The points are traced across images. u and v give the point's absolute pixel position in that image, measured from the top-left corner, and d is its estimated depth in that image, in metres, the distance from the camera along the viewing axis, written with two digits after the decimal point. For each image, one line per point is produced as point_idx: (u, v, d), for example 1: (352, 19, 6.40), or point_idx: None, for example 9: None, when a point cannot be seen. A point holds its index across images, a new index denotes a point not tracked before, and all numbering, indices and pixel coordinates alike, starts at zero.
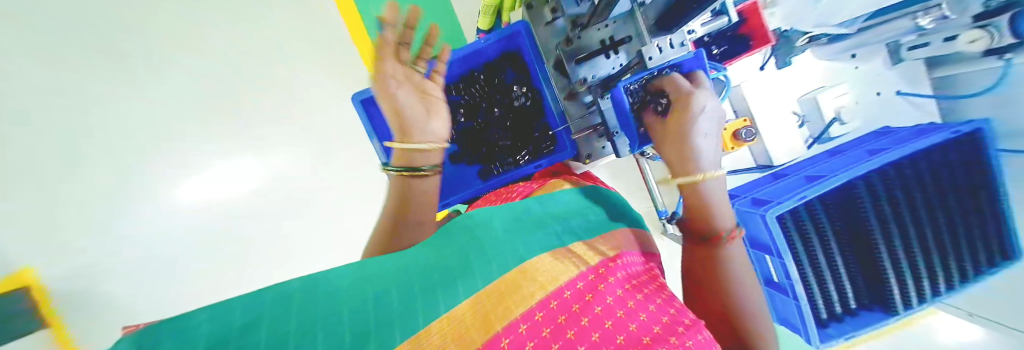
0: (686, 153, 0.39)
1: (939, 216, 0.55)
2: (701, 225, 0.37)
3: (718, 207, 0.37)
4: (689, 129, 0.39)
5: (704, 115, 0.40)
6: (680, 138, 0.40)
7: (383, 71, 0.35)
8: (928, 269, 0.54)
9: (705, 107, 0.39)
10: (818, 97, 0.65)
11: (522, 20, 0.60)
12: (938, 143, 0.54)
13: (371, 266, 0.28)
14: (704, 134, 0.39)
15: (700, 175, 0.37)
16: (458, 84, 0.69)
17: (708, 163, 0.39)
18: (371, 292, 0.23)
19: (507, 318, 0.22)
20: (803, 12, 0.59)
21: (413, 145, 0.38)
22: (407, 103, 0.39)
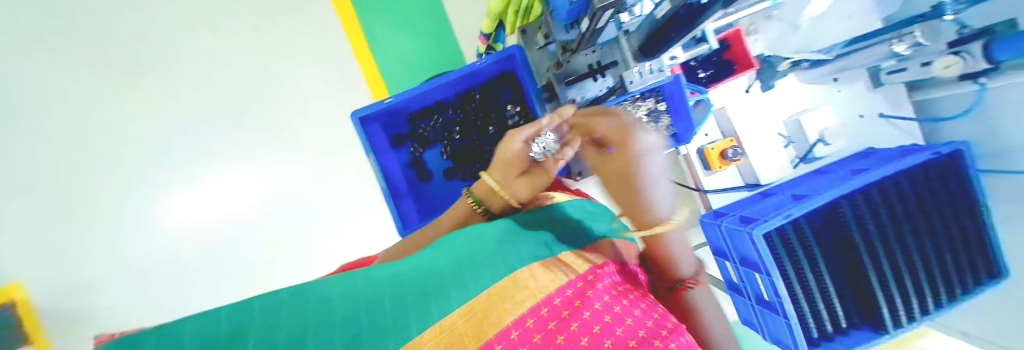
0: (643, 203, 0.31)
1: (924, 234, 0.56)
2: (667, 273, 0.37)
3: (678, 256, 0.35)
4: (635, 178, 0.30)
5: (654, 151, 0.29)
6: (626, 187, 0.32)
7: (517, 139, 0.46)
8: (914, 284, 0.56)
9: (649, 140, 0.30)
10: (801, 120, 0.67)
11: (517, 43, 0.63)
12: (921, 163, 0.56)
13: (364, 274, 0.30)
14: (657, 179, 0.30)
15: (657, 229, 0.31)
16: (455, 104, 0.80)
17: (665, 208, 0.31)
18: (359, 302, 0.25)
19: (499, 326, 0.24)
20: (786, 37, 0.69)
21: (493, 191, 0.48)
22: (502, 168, 0.47)
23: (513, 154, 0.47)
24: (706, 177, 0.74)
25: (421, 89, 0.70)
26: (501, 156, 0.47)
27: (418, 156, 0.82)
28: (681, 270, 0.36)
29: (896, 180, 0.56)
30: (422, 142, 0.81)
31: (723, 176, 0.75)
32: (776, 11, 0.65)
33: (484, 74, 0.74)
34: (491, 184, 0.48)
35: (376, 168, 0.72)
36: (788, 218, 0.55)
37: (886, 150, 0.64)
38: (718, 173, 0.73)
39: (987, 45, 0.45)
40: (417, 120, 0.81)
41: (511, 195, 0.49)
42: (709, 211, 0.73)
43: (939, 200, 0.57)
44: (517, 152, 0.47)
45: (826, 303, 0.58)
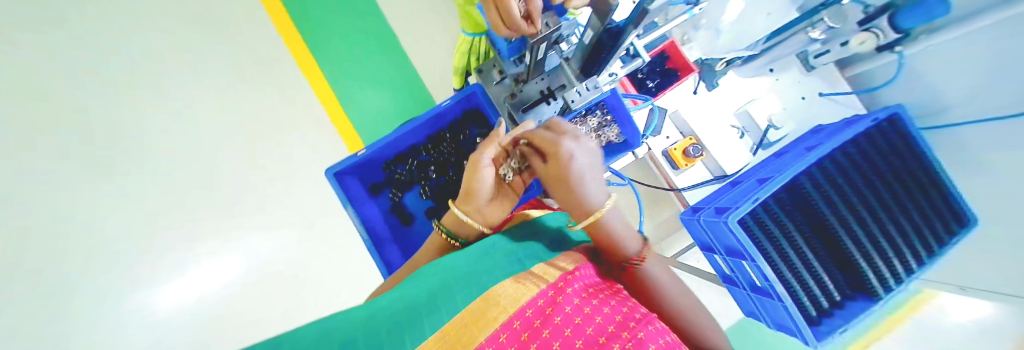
0: (575, 196, 0.47)
1: (885, 193, 0.57)
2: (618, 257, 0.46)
3: (621, 239, 0.46)
4: (568, 179, 0.46)
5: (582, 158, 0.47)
6: (566, 187, 0.47)
7: (483, 162, 0.51)
8: (890, 245, 0.54)
9: (573, 152, 0.46)
10: (750, 109, 0.74)
11: (477, 83, 0.73)
12: (865, 130, 0.60)
13: (338, 318, 0.29)
14: (583, 176, 0.47)
15: (593, 217, 0.45)
16: (427, 145, 0.85)
17: (594, 199, 0.47)
18: (337, 341, 0.25)
19: (473, 344, 0.24)
20: (711, 42, 0.77)
21: (468, 218, 0.54)
22: (474, 199, 0.53)
23: (484, 180, 0.52)
24: (676, 176, 0.79)
25: (396, 135, 0.76)
26: (472, 189, 0.53)
27: (398, 200, 0.84)
28: (628, 249, 0.45)
29: (844, 150, 0.60)
30: (400, 186, 0.84)
31: (693, 173, 0.79)
32: (702, 20, 0.75)
33: (448, 113, 0.81)
34: (464, 217, 0.54)
35: (354, 218, 0.73)
36: (756, 202, 0.57)
37: (832, 125, 0.68)
38: (686, 171, 0.78)
39: (892, 18, 0.54)
40: (392, 167, 0.85)
41: (483, 218, 0.56)
42: (687, 209, 0.75)
43: (890, 161, 0.59)
44: (489, 181, 0.53)
45: (814, 278, 0.57)
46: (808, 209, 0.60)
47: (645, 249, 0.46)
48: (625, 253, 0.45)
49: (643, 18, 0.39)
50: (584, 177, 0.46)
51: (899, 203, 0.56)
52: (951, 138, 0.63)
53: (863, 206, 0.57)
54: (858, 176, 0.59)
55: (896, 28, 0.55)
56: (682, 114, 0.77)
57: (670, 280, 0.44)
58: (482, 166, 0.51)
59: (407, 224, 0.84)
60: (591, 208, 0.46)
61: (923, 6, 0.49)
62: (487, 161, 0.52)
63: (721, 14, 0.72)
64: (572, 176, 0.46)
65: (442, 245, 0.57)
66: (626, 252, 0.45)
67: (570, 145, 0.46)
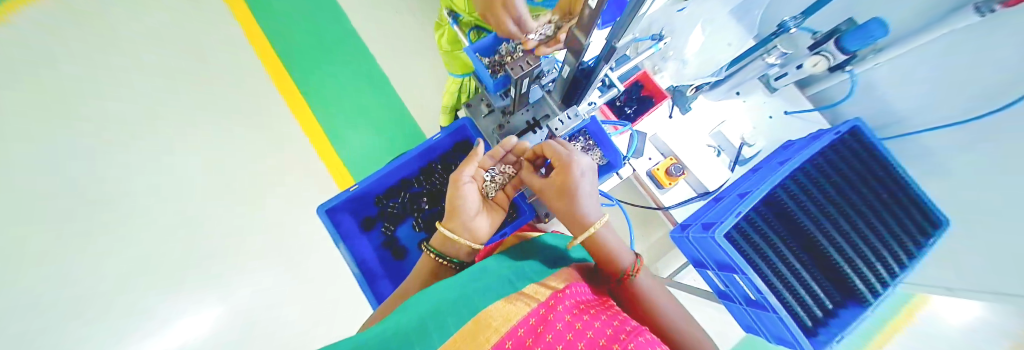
0: (575, 211, 0.50)
1: (857, 200, 0.60)
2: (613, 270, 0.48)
3: (616, 250, 0.49)
4: (573, 193, 0.50)
5: (585, 177, 0.51)
6: (568, 200, 0.50)
7: (462, 175, 0.56)
8: (872, 251, 0.56)
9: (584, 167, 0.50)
10: (722, 130, 0.81)
11: (467, 116, 0.79)
12: (830, 142, 0.65)
13: (333, 346, 0.30)
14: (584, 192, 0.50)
15: (591, 229, 0.48)
16: (419, 177, 0.87)
17: (592, 213, 0.50)
18: None
19: None
20: (680, 71, 0.85)
21: (452, 233, 0.54)
22: (459, 215, 0.55)
23: (467, 195, 0.55)
24: (662, 195, 0.82)
25: (388, 168, 0.79)
26: (455, 206, 0.55)
27: (389, 234, 0.84)
28: (623, 261, 0.48)
29: (814, 161, 0.64)
30: (393, 219, 0.85)
31: (678, 191, 0.82)
32: (669, 52, 0.82)
33: (440, 145, 0.84)
34: (450, 234, 0.54)
35: (345, 254, 0.72)
36: (739, 215, 0.60)
37: (799, 141, 0.73)
38: (671, 189, 0.81)
39: (838, 42, 0.60)
40: (384, 201, 0.86)
41: (471, 234, 0.56)
42: (676, 226, 0.77)
43: (856, 170, 0.63)
44: (470, 197, 0.56)
45: (806, 288, 0.58)
46: (790, 220, 0.62)
47: (639, 261, 0.48)
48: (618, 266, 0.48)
49: (613, 55, 0.43)
50: (583, 192, 0.50)
51: (872, 210, 0.59)
52: (918, 145, 0.66)
53: (839, 214, 0.60)
54: (830, 185, 0.62)
55: (843, 51, 0.61)
56: (661, 136, 0.82)
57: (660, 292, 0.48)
58: (461, 183, 0.56)
59: (400, 258, 0.83)
60: (587, 223, 0.49)
61: (863, 30, 0.57)
62: (466, 178, 0.56)
63: (685, 46, 0.80)
64: (572, 191, 0.50)
65: (435, 267, 0.57)
66: (620, 265, 0.48)
67: (576, 162, 0.50)
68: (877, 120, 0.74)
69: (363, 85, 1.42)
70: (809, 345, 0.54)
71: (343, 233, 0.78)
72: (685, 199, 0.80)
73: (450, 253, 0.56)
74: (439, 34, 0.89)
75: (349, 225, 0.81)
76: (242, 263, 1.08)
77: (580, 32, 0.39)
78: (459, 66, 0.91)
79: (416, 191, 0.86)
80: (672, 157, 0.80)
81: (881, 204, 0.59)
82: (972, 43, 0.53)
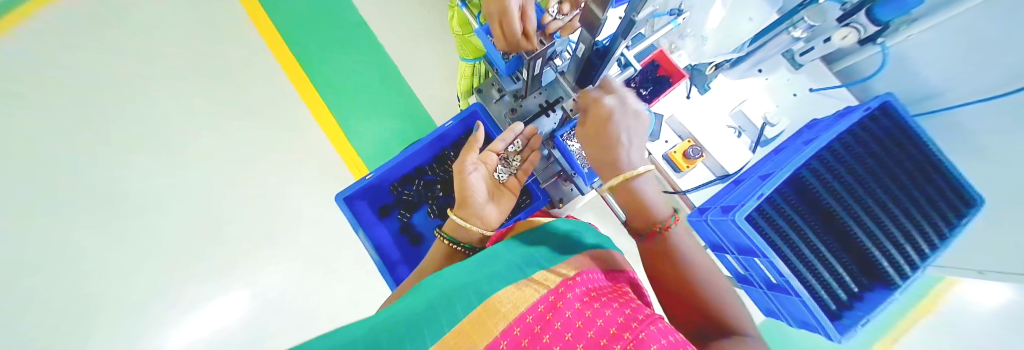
0: (611, 157, 0.49)
1: (888, 178, 0.57)
2: (645, 219, 0.47)
3: (650, 202, 0.47)
4: (610, 140, 0.48)
5: (627, 129, 0.48)
6: (603, 147, 0.49)
7: (464, 161, 0.58)
8: (903, 234, 0.53)
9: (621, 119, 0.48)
10: (744, 110, 0.78)
11: (478, 101, 0.79)
12: (858, 121, 0.61)
13: (341, 331, 0.30)
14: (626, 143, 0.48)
15: (624, 177, 0.46)
16: (432, 165, 0.87)
17: (630, 162, 0.48)
18: None
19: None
20: (699, 49, 0.83)
21: (461, 220, 0.56)
22: (466, 205, 0.57)
23: (472, 183, 0.57)
24: (679, 179, 0.81)
25: (401, 157, 0.79)
26: (464, 195, 0.57)
27: (406, 221, 0.85)
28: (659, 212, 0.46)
29: (841, 139, 0.61)
30: (408, 206, 0.86)
31: (695, 175, 0.80)
32: (687, 29, 0.79)
33: (451, 133, 0.83)
34: (461, 221, 0.56)
35: (365, 241, 0.74)
36: (760, 198, 0.57)
37: (825, 119, 0.69)
38: (688, 173, 0.80)
39: (870, 11, 0.55)
40: (400, 188, 0.87)
41: (483, 222, 0.58)
42: (693, 210, 0.75)
43: (887, 147, 0.59)
44: (477, 185, 0.58)
45: (830, 271, 0.56)
46: (814, 202, 0.60)
47: (674, 217, 0.46)
48: (652, 216, 0.46)
49: (630, 30, 0.41)
50: (621, 142, 0.48)
51: (905, 190, 0.56)
52: (948, 121, 0.63)
53: (868, 194, 0.57)
54: (858, 164, 0.59)
55: (874, 21, 0.57)
56: (678, 118, 0.80)
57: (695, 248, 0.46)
58: (466, 173, 0.57)
59: (417, 243, 0.84)
60: (624, 170, 0.47)
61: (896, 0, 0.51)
62: (471, 167, 0.58)
63: (704, 22, 0.77)
64: (612, 140, 0.48)
65: (448, 251, 0.58)
66: (655, 217, 0.46)
67: (619, 111, 0.48)
68: (912, 95, 0.70)
69: (372, 75, 1.41)
70: (833, 328, 0.52)
71: (361, 221, 0.80)
72: (704, 182, 0.78)
73: (461, 240, 0.58)
74: (450, 17, 0.86)
75: (365, 214, 0.83)
76: (267, 248, 1.12)
77: (596, 6, 0.37)
78: (471, 52, 0.90)
79: (431, 179, 0.87)
80: (691, 140, 0.78)
81: (913, 181, 0.56)
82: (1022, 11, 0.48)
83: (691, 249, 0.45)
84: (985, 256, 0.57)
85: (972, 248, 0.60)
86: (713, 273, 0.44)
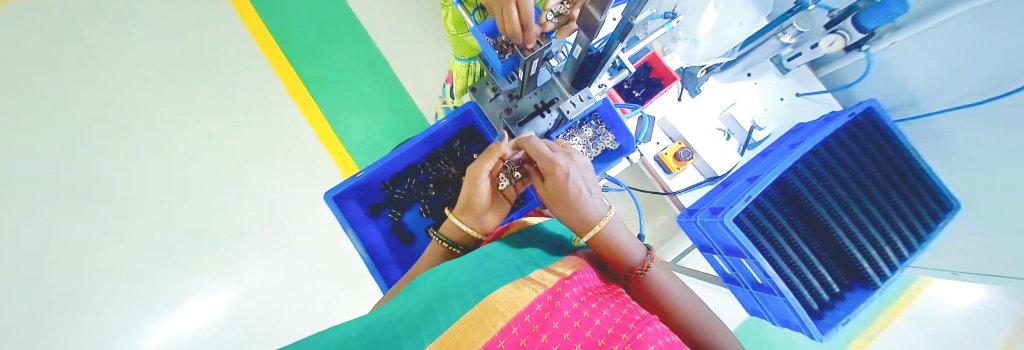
0: (574, 214, 0.49)
1: (867, 180, 0.59)
2: (622, 266, 0.47)
3: (625, 245, 0.47)
4: (568, 195, 0.48)
5: (580, 179, 0.49)
6: (564, 203, 0.49)
7: (479, 168, 0.54)
8: (883, 236, 0.55)
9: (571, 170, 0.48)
10: (732, 112, 0.80)
11: (472, 100, 0.78)
12: (842, 126, 0.62)
13: (329, 333, 0.29)
14: (586, 194, 0.48)
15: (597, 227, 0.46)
16: (424, 164, 0.86)
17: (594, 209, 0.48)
18: None
19: None
20: (691, 52, 0.82)
21: (459, 222, 0.56)
22: (469, 207, 0.56)
23: (479, 191, 0.55)
24: (669, 180, 0.82)
25: (392, 155, 0.78)
26: (469, 199, 0.56)
27: (397, 220, 0.84)
28: (635, 258, 0.47)
29: (825, 143, 0.63)
30: (400, 205, 0.85)
31: (685, 176, 0.82)
32: (679, 32, 0.80)
33: (444, 131, 0.83)
34: (458, 221, 0.56)
35: (354, 240, 0.72)
36: (748, 200, 0.58)
37: (811, 124, 0.71)
38: (678, 174, 0.81)
39: (856, 19, 0.57)
40: (391, 187, 0.86)
41: (481, 226, 0.58)
42: (684, 211, 0.77)
43: (868, 150, 0.61)
44: (484, 192, 0.56)
45: (812, 271, 0.58)
46: (799, 204, 0.61)
47: (650, 256, 0.47)
48: (630, 262, 0.46)
49: (628, 32, 0.41)
50: (582, 195, 0.48)
51: (884, 192, 0.58)
52: (926, 127, 0.65)
53: (850, 197, 0.58)
54: (840, 166, 0.61)
55: (861, 29, 0.58)
56: (670, 120, 0.81)
57: (672, 283, 0.47)
58: (478, 179, 0.54)
59: (408, 243, 0.83)
60: (594, 221, 0.47)
61: (884, 7, 0.53)
62: (484, 173, 0.55)
63: (697, 24, 0.78)
64: (571, 195, 0.48)
65: (442, 250, 0.58)
66: (631, 262, 0.46)
67: (565, 164, 0.49)
68: (892, 101, 0.72)
69: (365, 71, 1.42)
70: (816, 326, 0.54)
71: (349, 219, 0.78)
72: (693, 184, 0.80)
73: (455, 239, 0.58)
74: (444, 15, 0.85)
75: (353, 212, 0.80)
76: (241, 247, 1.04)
77: (595, 8, 0.37)
78: (465, 50, 0.90)
79: (423, 178, 0.85)
80: (683, 142, 0.80)
81: (892, 185, 0.58)
82: (1001, 19, 0.49)
83: (670, 285, 0.46)
84: (961, 258, 0.60)
85: (946, 252, 0.63)
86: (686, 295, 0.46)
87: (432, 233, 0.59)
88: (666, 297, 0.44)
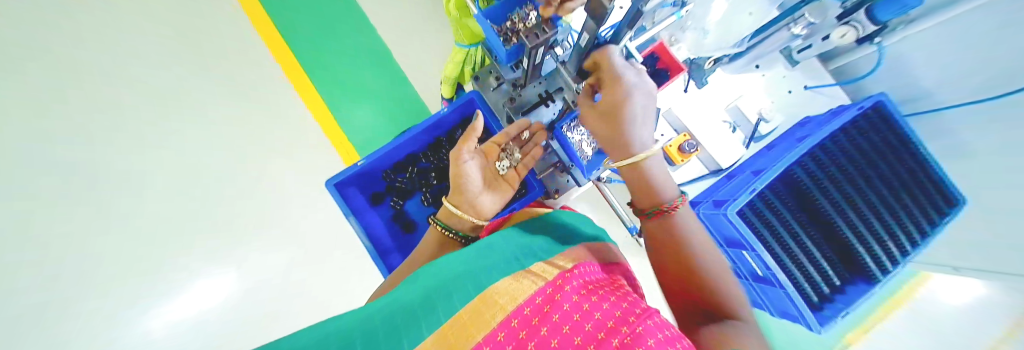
0: (620, 133, 0.47)
1: (872, 175, 0.58)
2: (652, 201, 0.48)
3: (660, 183, 0.48)
4: (625, 116, 0.46)
5: (642, 106, 0.47)
6: (617, 123, 0.47)
7: (461, 149, 0.57)
8: (885, 230, 0.55)
9: (635, 92, 0.45)
10: (739, 105, 0.78)
11: (474, 89, 0.77)
12: (851, 119, 0.61)
13: (329, 323, 0.29)
14: (637, 121, 0.47)
15: (641, 156, 0.46)
16: (426, 154, 0.85)
17: (641, 142, 0.47)
18: (338, 341, 0.25)
19: (472, 344, 0.25)
20: (699, 41, 0.77)
21: (452, 206, 0.56)
22: (461, 192, 0.57)
23: (467, 173, 0.57)
24: (672, 172, 0.82)
25: (392, 145, 0.77)
26: (459, 183, 0.56)
27: (399, 208, 0.84)
28: (666, 196, 0.47)
29: (832, 137, 0.62)
30: (401, 194, 0.85)
31: (689, 169, 0.82)
32: (687, 21, 0.73)
33: (446, 120, 0.82)
34: (454, 209, 0.56)
35: (356, 228, 0.73)
36: (751, 193, 0.58)
37: (819, 117, 0.70)
38: (681, 166, 0.81)
39: (870, 10, 0.55)
40: (393, 176, 0.85)
41: (476, 211, 0.58)
42: (685, 204, 0.77)
43: (876, 144, 0.60)
44: (472, 174, 0.57)
45: (813, 264, 0.58)
46: (803, 198, 0.61)
47: (683, 198, 0.47)
48: (658, 200, 0.47)
49: (637, 20, 0.40)
50: (635, 122, 0.47)
51: (889, 186, 0.57)
52: (937, 121, 0.64)
53: (855, 191, 0.58)
54: (845, 159, 0.60)
55: (873, 20, 0.56)
56: (675, 111, 0.80)
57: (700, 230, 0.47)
58: (462, 161, 0.57)
59: (410, 231, 0.84)
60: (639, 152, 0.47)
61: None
62: (467, 156, 0.57)
63: (706, 14, 0.73)
64: (628, 117, 0.46)
65: (442, 240, 0.58)
66: (662, 200, 0.47)
67: (634, 82, 0.45)
68: (903, 95, 0.71)
69: (363, 58, 1.40)
70: (814, 319, 0.54)
71: (351, 208, 0.78)
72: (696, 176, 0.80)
73: (452, 227, 0.58)
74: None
75: (355, 201, 0.81)
76: (242, 235, 1.03)
77: None
78: (467, 36, 0.88)
79: (425, 167, 0.85)
80: (687, 135, 0.79)
81: (898, 180, 0.57)
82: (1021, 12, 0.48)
83: (696, 228, 0.46)
84: (966, 255, 0.60)
85: (952, 248, 0.63)
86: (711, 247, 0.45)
87: (431, 219, 0.59)
88: (692, 248, 0.44)
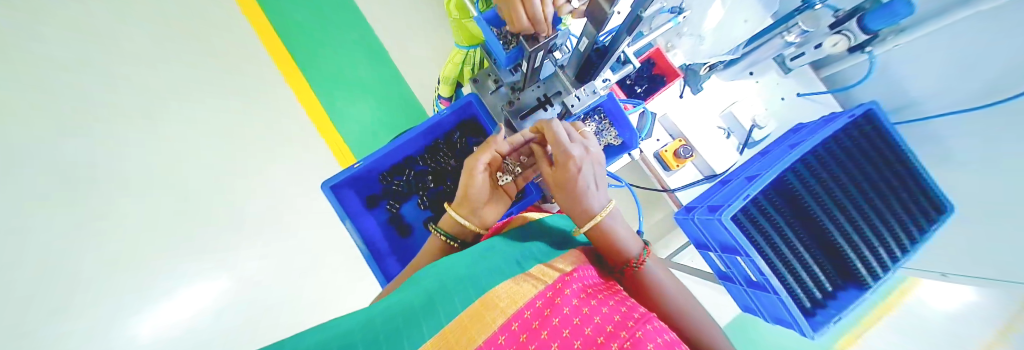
0: (577, 204, 0.48)
1: (862, 180, 0.59)
2: (618, 256, 0.47)
3: (622, 238, 0.47)
4: (573, 180, 0.47)
5: (587, 167, 0.48)
6: (568, 189, 0.48)
7: (475, 160, 0.54)
8: (875, 236, 0.56)
9: (581, 158, 0.47)
10: (734, 112, 0.80)
11: (472, 92, 0.77)
12: (843, 126, 0.63)
13: (330, 325, 0.28)
14: (586, 183, 0.48)
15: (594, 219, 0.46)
16: (423, 156, 0.85)
17: (594, 203, 0.48)
18: (339, 343, 0.24)
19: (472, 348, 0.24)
20: (696, 49, 0.80)
21: (457, 215, 0.55)
22: (467, 202, 0.55)
23: (476, 186, 0.54)
24: (668, 177, 0.83)
25: (389, 146, 0.77)
26: (468, 194, 0.55)
27: (395, 212, 0.84)
28: (631, 251, 0.46)
29: (825, 144, 0.63)
30: (398, 197, 0.84)
31: (685, 173, 0.83)
32: (683, 28, 0.76)
33: (444, 122, 0.82)
34: (460, 217, 0.55)
35: (351, 231, 0.72)
36: (746, 199, 0.59)
37: (811, 124, 0.71)
38: (677, 172, 0.82)
39: (861, 21, 0.57)
40: (389, 178, 0.85)
41: (480, 219, 0.57)
42: (681, 208, 0.78)
43: (867, 151, 0.61)
44: (481, 188, 0.55)
45: (806, 269, 0.58)
46: (795, 203, 0.62)
47: (646, 251, 0.47)
48: (625, 255, 0.46)
49: (636, 25, 0.40)
50: (585, 187, 0.47)
51: (879, 193, 0.58)
52: (925, 129, 0.66)
53: (846, 197, 0.59)
54: (837, 165, 0.62)
55: (866, 30, 0.58)
56: (671, 116, 0.81)
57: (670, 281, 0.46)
58: (476, 171, 0.53)
59: (406, 235, 0.83)
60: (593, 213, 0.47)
61: (888, 8, 0.52)
62: (481, 166, 0.54)
63: (702, 22, 0.73)
64: (575, 182, 0.47)
65: (443, 246, 0.58)
66: (627, 255, 0.46)
67: (579, 157, 0.47)
68: (892, 103, 0.73)
69: (359, 56, 1.42)
70: (807, 324, 0.55)
71: (346, 210, 0.77)
72: (692, 181, 0.80)
73: (455, 232, 0.57)
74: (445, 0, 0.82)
75: (351, 203, 0.79)
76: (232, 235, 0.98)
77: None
78: (465, 38, 0.88)
79: (422, 170, 0.85)
80: (683, 140, 0.80)
81: (887, 186, 0.58)
82: (1005, 23, 0.49)
83: (666, 278, 0.47)
84: (954, 259, 0.61)
85: (942, 253, 0.64)
86: (682, 293, 0.45)
87: (432, 227, 0.59)
88: (662, 293, 0.44)
